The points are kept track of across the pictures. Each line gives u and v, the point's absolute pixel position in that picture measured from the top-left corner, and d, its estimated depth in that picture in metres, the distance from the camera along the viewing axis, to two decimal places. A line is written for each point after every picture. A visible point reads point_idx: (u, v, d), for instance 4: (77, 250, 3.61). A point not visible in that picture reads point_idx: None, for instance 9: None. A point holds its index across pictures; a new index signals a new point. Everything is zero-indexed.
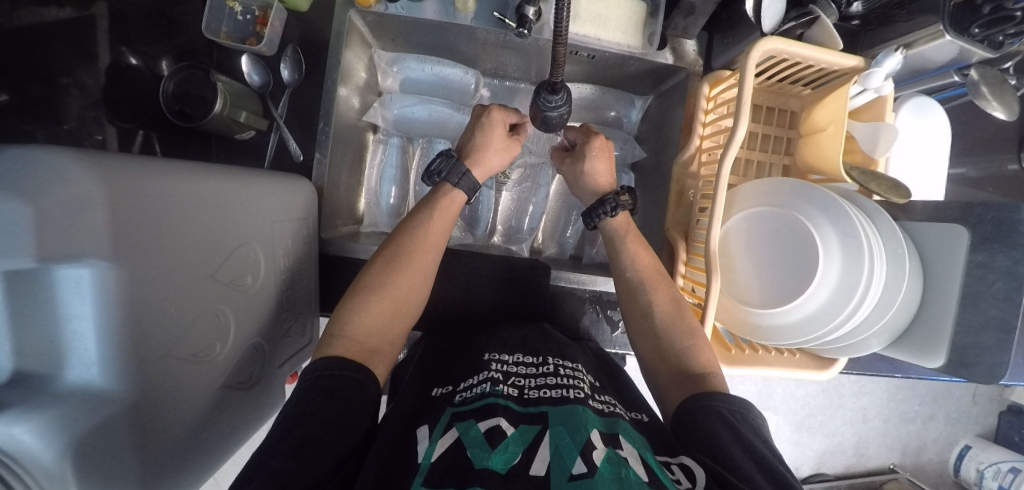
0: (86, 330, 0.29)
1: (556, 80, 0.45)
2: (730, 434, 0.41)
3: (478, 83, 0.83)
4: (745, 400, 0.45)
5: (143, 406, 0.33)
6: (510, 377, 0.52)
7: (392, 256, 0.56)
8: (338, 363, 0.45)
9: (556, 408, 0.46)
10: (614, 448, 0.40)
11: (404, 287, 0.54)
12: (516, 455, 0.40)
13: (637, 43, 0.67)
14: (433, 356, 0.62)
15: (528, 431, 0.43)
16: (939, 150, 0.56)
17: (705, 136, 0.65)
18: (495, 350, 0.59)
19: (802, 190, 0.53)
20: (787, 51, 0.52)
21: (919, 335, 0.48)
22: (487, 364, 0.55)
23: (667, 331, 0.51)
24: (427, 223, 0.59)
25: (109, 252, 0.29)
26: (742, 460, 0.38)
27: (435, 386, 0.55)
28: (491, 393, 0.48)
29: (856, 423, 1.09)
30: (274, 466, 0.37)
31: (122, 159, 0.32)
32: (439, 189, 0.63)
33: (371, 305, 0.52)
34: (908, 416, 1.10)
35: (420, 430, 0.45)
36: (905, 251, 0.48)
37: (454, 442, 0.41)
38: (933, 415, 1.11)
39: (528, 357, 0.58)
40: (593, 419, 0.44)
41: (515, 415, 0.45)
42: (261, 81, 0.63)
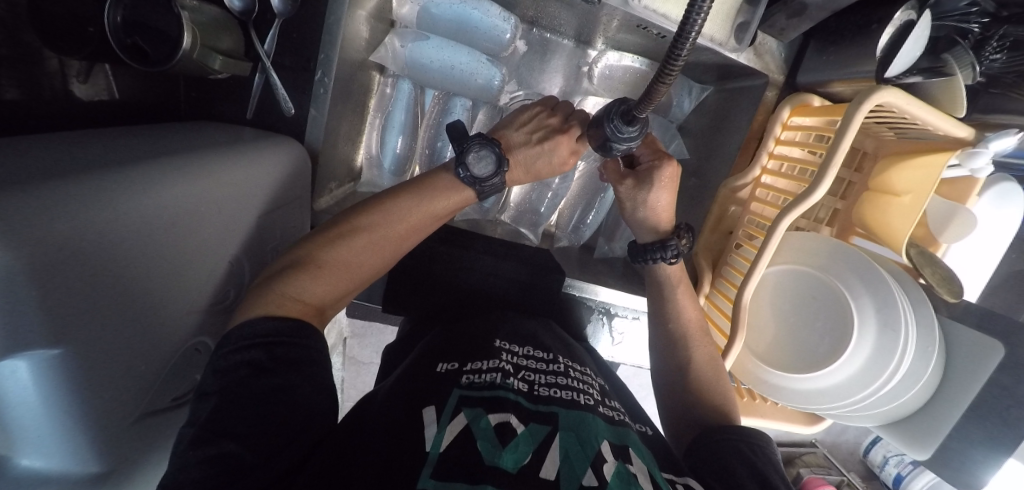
0: (35, 419, 0.24)
1: (636, 111, 0.36)
2: (743, 465, 0.42)
3: (514, 33, 0.68)
4: (763, 434, 0.46)
5: (121, 474, 0.29)
6: (521, 371, 0.51)
7: (353, 227, 0.46)
8: (294, 328, 0.38)
9: (567, 410, 0.45)
10: (624, 463, 0.40)
11: (365, 258, 0.46)
12: (527, 454, 0.38)
13: (723, 35, 0.54)
14: (434, 341, 0.58)
15: (538, 430, 0.41)
16: (1001, 241, 0.52)
17: (769, 168, 0.58)
18: (506, 339, 0.57)
19: (855, 261, 0.50)
20: (901, 107, 0.43)
21: (914, 426, 0.49)
22: (498, 352, 0.53)
23: (698, 375, 0.51)
24: (410, 200, 0.48)
25: (53, 338, 0.23)
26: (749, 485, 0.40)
27: (440, 361, 0.52)
28: (501, 386, 0.46)
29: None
30: (228, 450, 0.32)
31: (47, 197, 0.24)
32: (437, 177, 0.51)
33: (324, 271, 0.43)
34: None
35: (426, 412, 0.42)
36: (935, 350, 0.47)
37: (464, 431, 0.39)
38: None
39: (539, 352, 0.56)
40: (603, 429, 0.43)
41: (525, 412, 0.43)
42: (243, 5, 0.46)
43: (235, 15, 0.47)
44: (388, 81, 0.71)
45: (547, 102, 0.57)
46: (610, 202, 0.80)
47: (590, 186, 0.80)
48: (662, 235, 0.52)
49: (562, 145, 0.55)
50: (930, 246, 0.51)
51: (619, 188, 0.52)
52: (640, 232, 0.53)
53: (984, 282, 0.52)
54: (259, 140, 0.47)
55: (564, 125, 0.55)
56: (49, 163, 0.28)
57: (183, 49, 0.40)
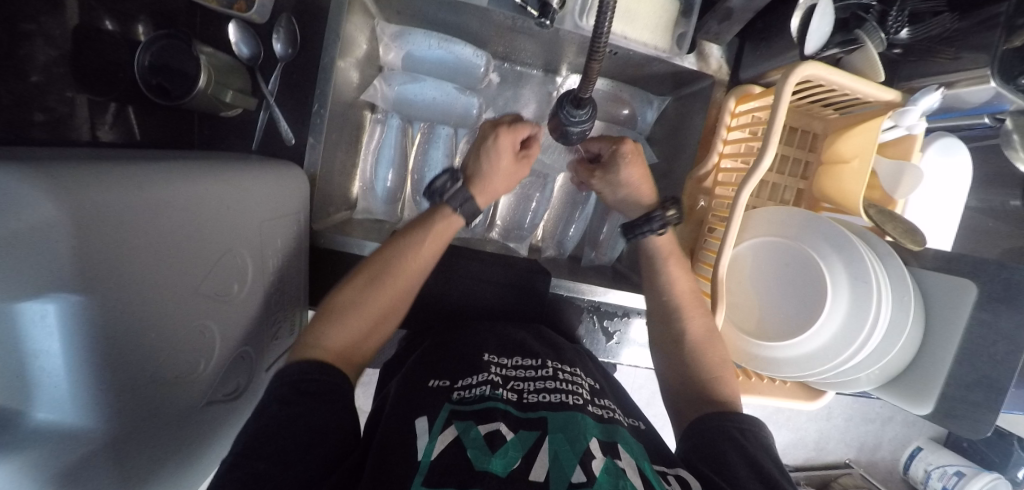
0: (56, 367, 0.26)
1: (581, 94, 0.42)
2: (738, 454, 0.42)
3: (487, 67, 0.76)
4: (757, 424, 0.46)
5: (121, 438, 0.31)
6: (510, 381, 0.51)
7: (374, 275, 0.51)
8: (319, 368, 0.43)
9: (554, 413, 0.45)
10: (613, 459, 0.40)
11: (389, 303, 0.51)
12: (516, 459, 0.39)
13: (665, 46, 0.62)
14: (429, 353, 0.59)
15: (528, 436, 0.42)
16: (958, 194, 0.54)
17: (726, 153, 0.63)
18: (493, 351, 0.57)
19: (815, 225, 0.53)
20: (826, 79, 0.48)
21: (908, 381, 0.50)
22: (487, 365, 0.53)
23: (694, 355, 0.53)
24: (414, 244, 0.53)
25: (78, 284, 0.26)
26: (748, 478, 0.40)
27: (433, 376, 0.52)
28: (491, 396, 0.47)
29: (821, 421, 1.17)
30: (258, 470, 0.35)
31: (88, 171, 0.29)
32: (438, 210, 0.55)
33: (356, 319, 0.48)
34: (869, 416, 1.19)
35: (419, 422, 0.43)
36: (911, 298, 0.48)
37: (454, 441, 0.40)
38: (892, 417, 1.19)
39: (527, 359, 0.57)
40: (592, 427, 0.43)
41: (514, 419, 0.44)
42: (250, 53, 0.56)
43: (244, 62, 0.56)
44: (378, 119, 0.77)
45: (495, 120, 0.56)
46: (592, 212, 0.84)
47: (572, 198, 0.84)
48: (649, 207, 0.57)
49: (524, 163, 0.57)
50: (888, 205, 0.54)
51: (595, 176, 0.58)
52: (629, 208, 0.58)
53: (951, 235, 0.55)
54: (261, 161, 0.52)
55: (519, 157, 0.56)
56: (87, 156, 0.33)
57: (200, 87, 0.48)
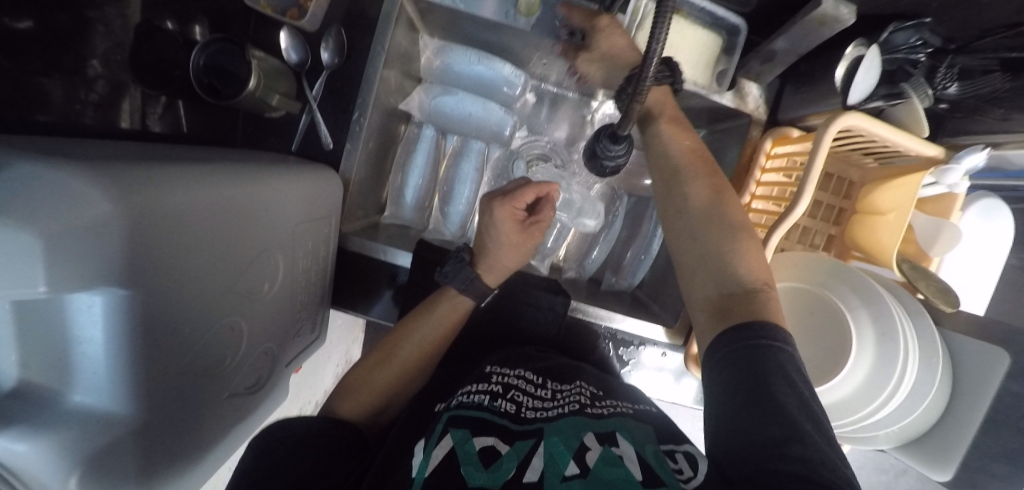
0: (95, 354, 0.28)
1: (620, 129, 0.42)
2: (784, 386, 0.36)
3: (524, 87, 0.78)
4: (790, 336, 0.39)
5: (148, 428, 0.32)
6: (510, 391, 0.51)
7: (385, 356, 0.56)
8: (323, 427, 0.47)
9: (551, 424, 0.44)
10: (610, 448, 0.41)
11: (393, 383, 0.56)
12: (511, 471, 0.38)
13: (704, 81, 0.62)
14: (441, 372, 0.60)
15: (523, 445, 0.41)
16: (998, 256, 0.53)
17: (757, 193, 0.63)
18: (497, 365, 0.58)
19: (844, 274, 0.52)
20: (868, 129, 0.48)
21: (932, 442, 0.49)
22: (488, 376, 0.54)
23: (702, 230, 0.47)
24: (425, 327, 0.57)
25: (122, 279, 0.27)
26: (801, 421, 0.34)
27: (439, 400, 0.53)
28: (487, 407, 0.47)
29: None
30: None
31: (142, 171, 0.30)
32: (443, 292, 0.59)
33: (360, 393, 0.53)
34: (883, 467, 1.15)
35: (416, 443, 0.44)
36: (940, 361, 0.47)
37: (448, 453, 0.40)
38: (909, 473, 1.17)
39: (531, 374, 0.56)
40: (587, 423, 0.44)
41: (510, 433, 0.43)
42: (298, 59, 0.57)
43: (290, 66, 0.58)
44: (413, 129, 0.79)
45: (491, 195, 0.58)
46: (614, 237, 0.84)
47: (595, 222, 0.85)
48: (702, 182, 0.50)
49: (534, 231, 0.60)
50: (922, 261, 0.53)
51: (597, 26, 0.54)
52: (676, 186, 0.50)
53: (986, 298, 0.52)
54: (299, 165, 0.53)
55: (523, 227, 0.58)
56: (141, 155, 0.34)
57: (248, 88, 0.50)
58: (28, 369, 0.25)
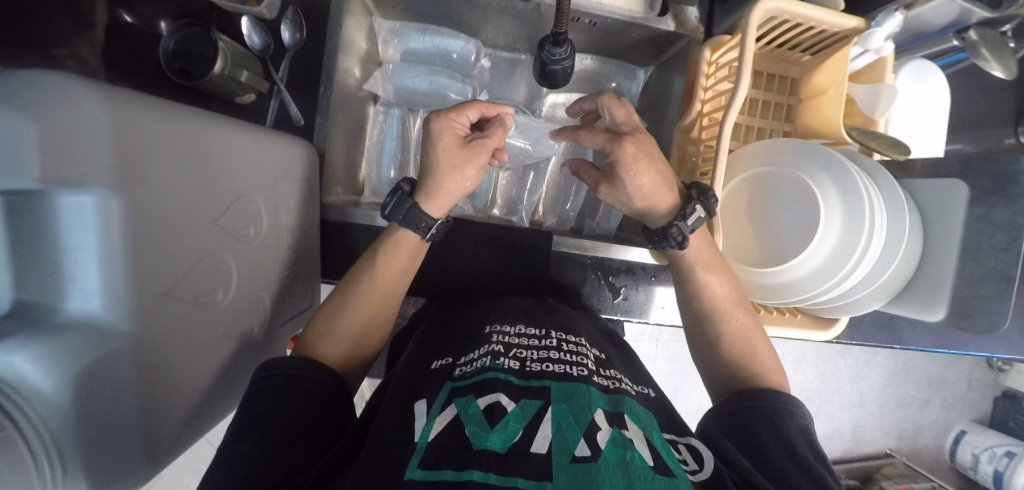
0: (87, 261, 0.29)
1: (558, 30, 0.47)
2: (773, 436, 0.44)
3: (478, 53, 0.81)
4: (794, 399, 0.49)
5: (143, 343, 0.33)
6: (512, 350, 0.52)
7: (348, 296, 0.53)
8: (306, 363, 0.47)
9: (559, 384, 0.46)
10: (618, 429, 0.40)
11: (370, 321, 0.54)
12: (516, 433, 0.39)
13: (639, 9, 0.66)
14: (429, 331, 0.61)
15: (529, 406, 0.42)
16: (939, 111, 0.56)
17: (705, 100, 0.65)
18: (496, 322, 0.58)
19: (805, 150, 0.53)
20: (790, 10, 0.50)
21: (921, 288, 0.50)
22: (488, 336, 0.54)
23: (726, 341, 0.54)
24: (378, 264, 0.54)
25: (110, 181, 0.30)
26: (798, 448, 0.43)
27: (435, 358, 0.54)
28: (491, 367, 0.47)
29: (853, 409, 1.24)
30: (248, 452, 0.39)
31: (131, 94, 0.33)
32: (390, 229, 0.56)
33: (335, 332, 0.52)
34: (905, 401, 1.26)
35: (418, 404, 0.44)
36: (905, 207, 0.49)
37: (453, 421, 0.40)
38: (929, 400, 1.27)
39: (531, 329, 0.57)
40: (596, 399, 0.44)
41: (515, 389, 0.45)
42: (261, 43, 0.62)
43: (255, 52, 0.63)
44: (381, 109, 0.82)
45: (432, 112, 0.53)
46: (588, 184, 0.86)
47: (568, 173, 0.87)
48: (672, 212, 0.56)
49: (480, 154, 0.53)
50: (870, 127, 0.55)
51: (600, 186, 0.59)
52: (650, 216, 0.57)
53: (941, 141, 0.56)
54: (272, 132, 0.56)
55: (466, 145, 0.53)
56: None
57: (216, 69, 0.54)
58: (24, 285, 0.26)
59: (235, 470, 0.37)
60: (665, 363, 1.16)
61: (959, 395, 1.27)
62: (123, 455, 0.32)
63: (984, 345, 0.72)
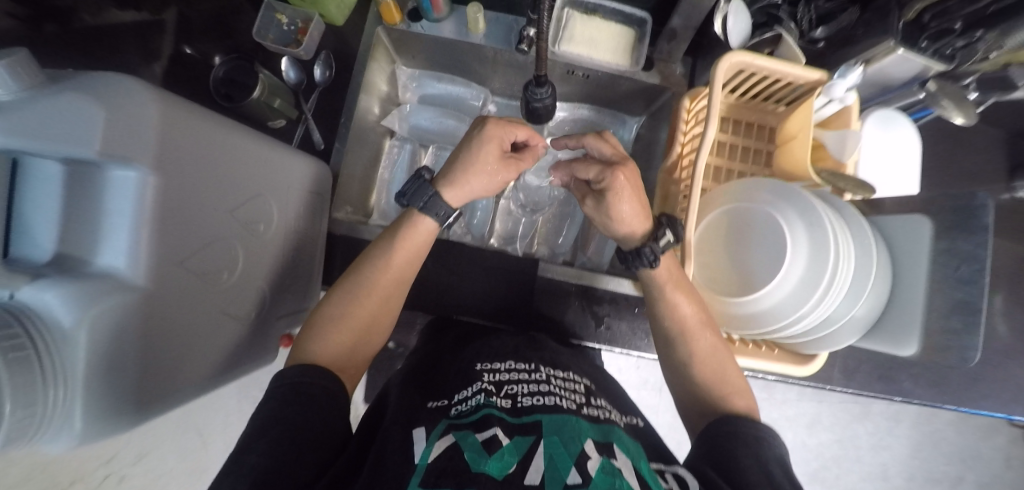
0: (121, 224, 0.35)
1: (540, 73, 0.53)
2: (751, 459, 0.43)
3: (485, 100, 0.90)
4: (771, 430, 0.47)
5: (154, 302, 0.38)
6: (503, 387, 0.51)
7: (355, 287, 0.55)
8: (316, 371, 0.47)
9: (551, 416, 0.44)
10: (609, 458, 0.39)
11: (376, 314, 0.56)
12: (512, 464, 0.38)
13: (626, 63, 0.73)
14: (416, 371, 0.60)
15: (523, 441, 0.40)
16: (911, 158, 0.59)
17: (685, 144, 0.70)
18: (485, 359, 0.57)
19: (779, 189, 0.55)
20: (754, 64, 0.56)
21: (896, 325, 0.50)
22: (479, 375, 0.53)
23: (704, 371, 0.54)
24: (375, 265, 0.56)
25: (152, 163, 0.36)
26: (775, 474, 0.41)
27: (429, 398, 0.52)
28: (485, 404, 0.46)
29: (875, 482, 1.14)
30: (250, 461, 0.38)
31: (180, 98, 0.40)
32: (407, 214, 0.59)
33: (337, 326, 0.53)
34: (933, 477, 1.14)
35: (417, 431, 0.44)
36: (872, 242, 0.50)
37: (452, 445, 0.40)
38: (961, 478, 1.15)
39: (521, 364, 0.56)
40: (587, 429, 0.42)
41: (509, 425, 0.43)
42: (296, 78, 0.72)
43: (290, 85, 0.73)
44: (395, 143, 0.90)
45: (486, 117, 0.60)
46: (582, 220, 0.91)
47: (564, 210, 0.91)
48: (644, 240, 0.58)
49: (511, 168, 0.60)
50: (840, 168, 0.59)
51: (586, 206, 0.63)
52: (625, 242, 0.60)
53: (914, 180, 0.59)
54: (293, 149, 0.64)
55: (504, 158, 0.59)
56: None
57: (255, 95, 0.64)
58: (64, 243, 0.33)
59: (249, 479, 0.36)
60: (668, 412, 1.11)
61: (997, 476, 1.15)
62: (116, 400, 0.35)
63: (996, 400, 0.68)
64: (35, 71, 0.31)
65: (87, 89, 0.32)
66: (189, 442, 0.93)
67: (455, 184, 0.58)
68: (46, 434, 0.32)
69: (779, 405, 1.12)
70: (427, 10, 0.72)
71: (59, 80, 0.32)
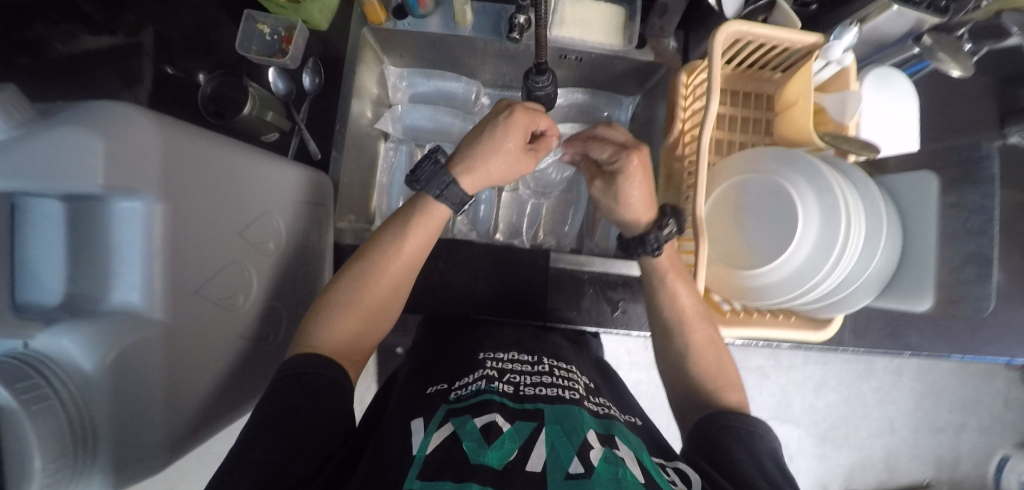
0: (132, 258, 0.34)
1: (540, 61, 0.52)
2: (744, 451, 0.44)
3: (478, 93, 0.88)
4: (760, 421, 0.48)
5: (173, 333, 0.38)
6: (505, 375, 0.51)
7: (364, 270, 0.54)
8: (324, 362, 0.47)
9: (552, 406, 0.45)
10: (611, 448, 0.39)
11: (387, 300, 0.55)
12: (512, 452, 0.38)
13: (618, 42, 0.72)
14: (426, 358, 0.60)
15: (523, 427, 0.41)
16: (908, 117, 0.60)
17: (686, 120, 0.70)
18: (489, 349, 0.58)
19: (786, 157, 0.55)
20: (750, 31, 0.55)
21: (903, 285, 0.51)
22: (482, 362, 0.54)
23: (699, 361, 0.55)
24: (382, 250, 0.54)
25: (158, 191, 0.35)
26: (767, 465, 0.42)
27: (430, 384, 0.52)
28: (486, 389, 0.46)
29: (885, 435, 1.17)
30: (256, 457, 0.38)
31: (178, 121, 0.39)
32: (417, 199, 0.56)
33: (348, 313, 0.52)
34: (939, 425, 1.18)
35: (415, 422, 0.43)
36: (882, 202, 0.51)
37: (450, 436, 0.40)
38: (966, 423, 1.19)
39: (524, 355, 0.57)
40: (589, 420, 0.43)
41: (511, 411, 0.43)
42: (285, 89, 0.71)
43: (280, 97, 0.71)
44: (390, 146, 0.88)
45: (511, 102, 0.57)
46: (585, 207, 0.90)
47: (566, 197, 0.91)
48: (648, 228, 0.58)
49: (529, 159, 0.58)
50: (843, 131, 0.59)
51: (593, 188, 0.63)
52: (628, 228, 0.60)
53: (914, 137, 0.60)
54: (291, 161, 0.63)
55: (523, 148, 0.57)
56: None
57: (246, 111, 0.64)
58: (74, 281, 0.33)
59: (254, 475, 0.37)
60: None
61: (999, 418, 1.19)
62: (147, 433, 0.36)
63: (1001, 346, 0.70)
64: (25, 106, 0.30)
65: (81, 119, 0.30)
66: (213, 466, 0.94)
67: (471, 169, 0.56)
68: (84, 483, 0.31)
69: (787, 371, 1.15)
70: (413, 6, 0.70)
71: (54, 114, 0.31)
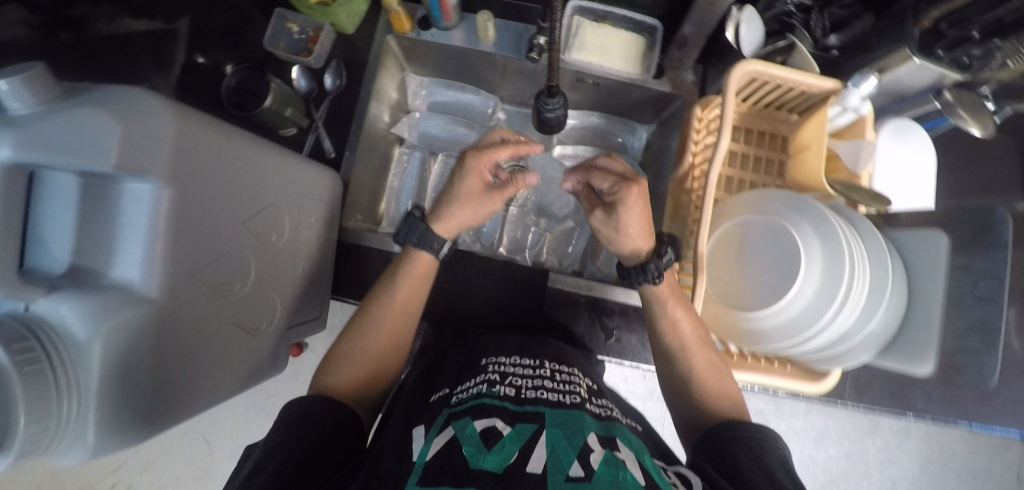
0: (137, 237, 0.35)
1: (550, 83, 0.52)
2: (752, 459, 0.43)
3: (495, 108, 0.89)
4: (768, 429, 0.47)
5: (167, 313, 0.38)
6: (507, 377, 0.50)
7: (369, 321, 0.56)
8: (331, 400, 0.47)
9: (553, 410, 0.44)
10: (611, 450, 0.39)
11: (389, 347, 0.56)
12: (512, 454, 0.38)
13: (637, 71, 0.73)
14: (427, 368, 0.60)
15: (523, 429, 0.41)
16: (925, 173, 0.59)
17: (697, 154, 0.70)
18: (491, 353, 0.56)
19: (792, 201, 0.54)
20: (767, 72, 0.55)
21: (909, 344, 0.49)
22: (484, 367, 0.53)
23: (700, 393, 0.54)
24: (384, 301, 0.57)
25: (167, 176, 0.36)
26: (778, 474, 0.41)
27: (434, 391, 0.52)
28: (486, 393, 0.46)
29: None
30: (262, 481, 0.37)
31: (196, 111, 0.41)
32: (407, 253, 0.59)
33: (353, 363, 0.53)
34: None
35: (417, 429, 0.44)
36: (887, 255, 0.50)
37: (450, 441, 0.40)
38: None
39: (527, 360, 0.55)
40: (591, 423, 0.43)
41: (512, 414, 0.43)
42: (307, 86, 0.74)
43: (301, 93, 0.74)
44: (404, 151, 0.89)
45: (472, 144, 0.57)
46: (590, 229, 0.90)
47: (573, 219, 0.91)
48: (648, 257, 0.58)
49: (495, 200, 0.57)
50: (856, 180, 0.58)
51: (592, 216, 0.61)
52: (628, 256, 0.60)
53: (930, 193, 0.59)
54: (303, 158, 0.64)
55: (489, 189, 0.56)
56: None
57: (266, 104, 0.65)
58: (78, 255, 0.33)
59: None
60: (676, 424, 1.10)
61: None
62: (131, 410, 0.36)
63: (1011, 419, 0.67)
64: (51, 86, 0.31)
65: (104, 105, 0.32)
66: (198, 449, 0.94)
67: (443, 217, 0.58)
68: (62, 444, 0.33)
69: (786, 418, 1.11)
70: (438, 19, 0.72)
71: (78, 95, 0.33)
